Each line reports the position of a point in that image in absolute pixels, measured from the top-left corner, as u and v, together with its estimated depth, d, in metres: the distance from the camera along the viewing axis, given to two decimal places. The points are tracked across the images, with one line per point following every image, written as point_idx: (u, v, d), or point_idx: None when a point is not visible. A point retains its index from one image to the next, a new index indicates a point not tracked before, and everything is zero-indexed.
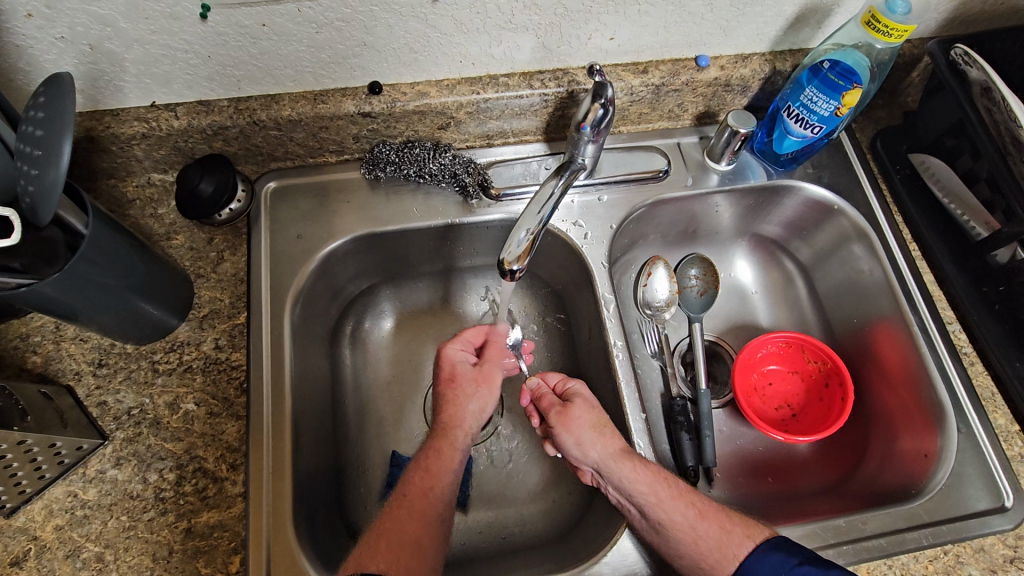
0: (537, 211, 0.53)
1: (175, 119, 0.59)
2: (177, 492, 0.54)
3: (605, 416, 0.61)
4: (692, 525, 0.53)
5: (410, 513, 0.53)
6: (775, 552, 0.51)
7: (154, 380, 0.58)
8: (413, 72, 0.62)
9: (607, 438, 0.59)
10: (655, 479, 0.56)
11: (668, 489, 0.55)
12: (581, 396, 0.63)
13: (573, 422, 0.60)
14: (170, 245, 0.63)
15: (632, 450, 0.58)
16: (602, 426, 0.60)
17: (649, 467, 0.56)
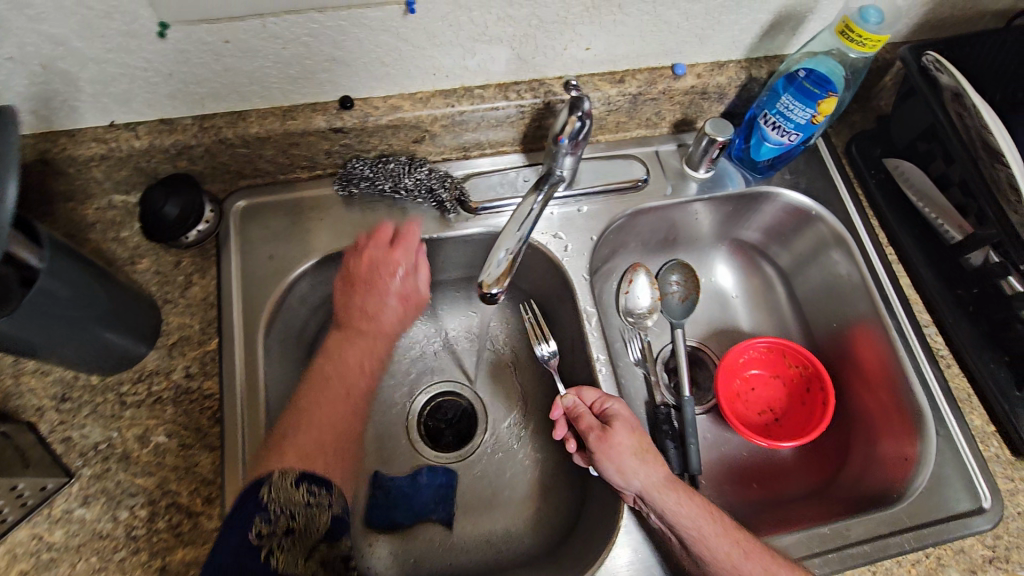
0: (518, 230, 0.51)
1: (136, 139, 0.57)
2: (150, 529, 0.52)
3: (647, 441, 0.59)
4: (737, 563, 0.53)
5: (332, 418, 0.60)
6: None
7: (122, 413, 0.55)
8: (386, 86, 0.60)
9: (650, 466, 0.57)
10: (701, 514, 0.55)
11: (713, 525, 0.55)
12: (621, 418, 0.60)
13: (614, 449, 0.58)
14: (134, 270, 0.61)
15: (676, 480, 0.57)
16: (645, 453, 0.58)
17: (695, 500, 0.56)
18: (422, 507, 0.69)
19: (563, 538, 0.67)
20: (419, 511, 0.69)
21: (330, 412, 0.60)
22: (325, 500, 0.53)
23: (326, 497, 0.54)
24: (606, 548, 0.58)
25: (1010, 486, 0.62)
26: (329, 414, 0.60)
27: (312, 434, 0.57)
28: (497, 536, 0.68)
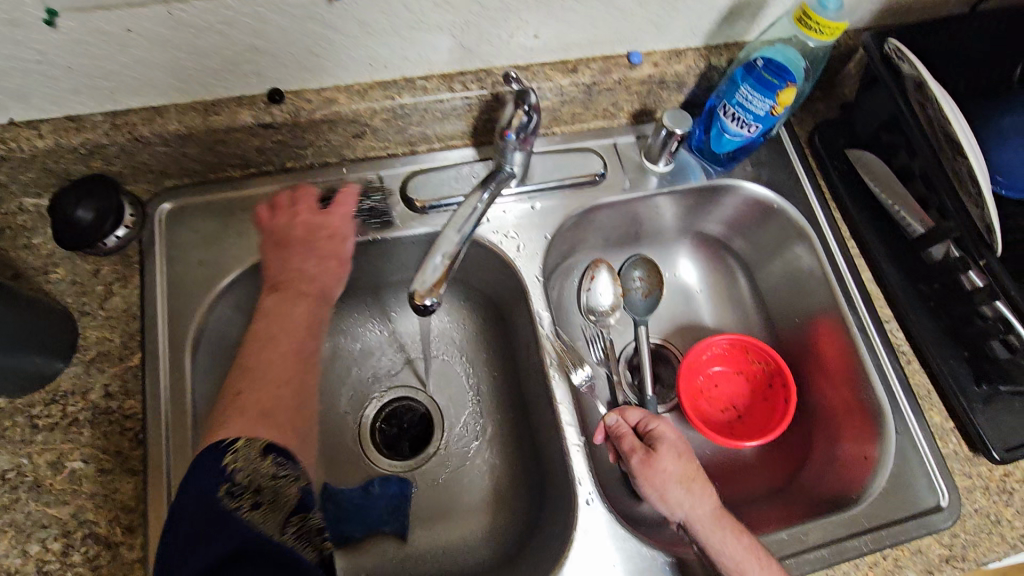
0: (457, 233, 0.48)
1: (38, 138, 0.51)
2: (64, 564, 0.48)
3: (696, 468, 0.57)
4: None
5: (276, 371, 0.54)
6: None
7: (33, 437, 0.51)
8: (318, 78, 0.55)
9: (696, 495, 0.55)
10: (745, 551, 0.52)
11: (758, 563, 0.51)
12: (670, 442, 0.58)
13: (656, 474, 0.56)
14: (47, 280, 0.55)
15: (725, 513, 0.54)
16: (692, 480, 0.56)
17: (741, 537, 0.53)
18: (374, 521, 0.65)
19: (520, 548, 0.64)
20: (371, 524, 0.65)
21: (273, 343, 0.55)
22: (293, 473, 0.46)
23: (295, 470, 0.47)
24: (559, 562, 0.56)
25: (968, 483, 0.61)
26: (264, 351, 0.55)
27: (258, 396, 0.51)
28: (452, 547, 0.66)
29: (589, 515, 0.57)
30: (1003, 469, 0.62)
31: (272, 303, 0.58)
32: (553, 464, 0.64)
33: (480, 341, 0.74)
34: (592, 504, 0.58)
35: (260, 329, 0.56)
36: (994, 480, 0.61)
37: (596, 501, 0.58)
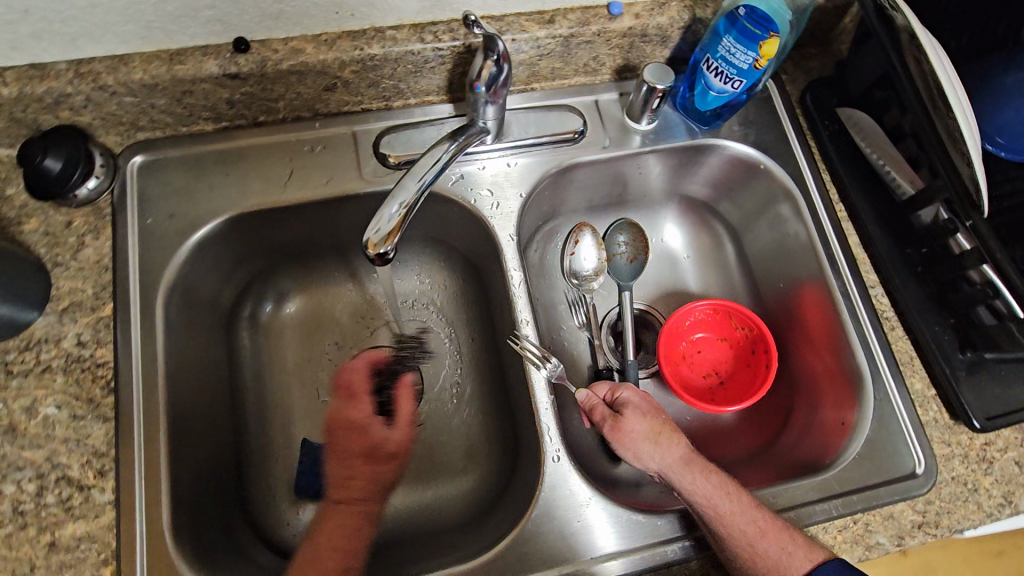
0: (416, 183, 0.49)
1: (3, 86, 0.52)
2: (37, 504, 0.49)
3: (663, 421, 0.56)
4: (753, 542, 0.49)
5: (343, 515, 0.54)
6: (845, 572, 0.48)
7: (8, 382, 0.52)
8: (284, 27, 0.55)
9: (665, 447, 0.55)
10: (717, 492, 0.51)
11: (730, 504, 0.51)
12: (635, 404, 0.58)
13: (626, 436, 0.56)
14: (21, 231, 0.56)
15: (694, 459, 0.54)
16: (659, 433, 0.55)
17: (711, 479, 0.52)
18: None
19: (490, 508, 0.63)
20: None
21: (330, 547, 0.52)
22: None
23: None
24: (523, 518, 0.55)
25: (946, 451, 0.60)
26: (320, 542, 0.52)
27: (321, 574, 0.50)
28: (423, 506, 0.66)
29: (555, 471, 0.57)
30: (984, 438, 0.60)
31: (322, 520, 0.54)
32: (524, 426, 0.63)
33: (458, 304, 0.74)
34: (559, 461, 0.57)
35: (339, 494, 0.55)
36: (974, 449, 0.60)
37: (563, 458, 0.57)
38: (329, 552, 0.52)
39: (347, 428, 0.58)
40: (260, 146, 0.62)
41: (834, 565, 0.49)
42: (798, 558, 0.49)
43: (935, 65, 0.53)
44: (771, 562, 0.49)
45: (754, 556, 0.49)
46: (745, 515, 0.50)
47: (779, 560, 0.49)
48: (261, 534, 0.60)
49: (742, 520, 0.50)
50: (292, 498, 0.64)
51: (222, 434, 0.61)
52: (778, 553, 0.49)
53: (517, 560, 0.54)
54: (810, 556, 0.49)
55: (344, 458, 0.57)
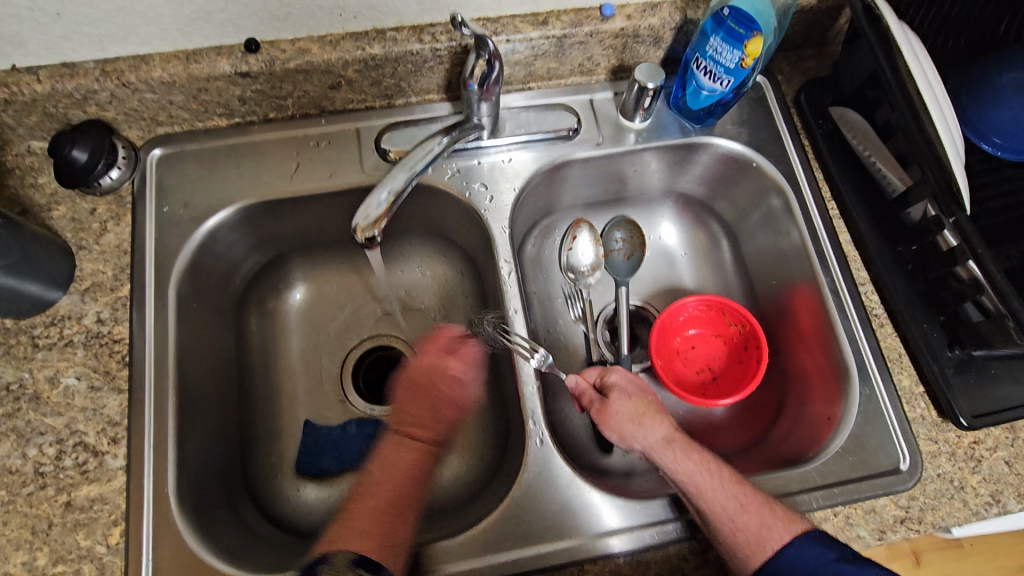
0: (407, 171, 0.52)
1: (37, 83, 0.56)
2: (57, 467, 0.54)
3: (647, 402, 0.58)
4: (732, 517, 0.50)
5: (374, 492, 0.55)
6: (814, 544, 0.48)
7: (34, 355, 0.57)
8: (292, 28, 0.58)
9: (649, 427, 0.56)
10: (697, 468, 0.52)
11: (710, 480, 0.52)
12: (621, 387, 0.59)
13: (612, 418, 0.57)
14: (49, 217, 0.61)
15: (676, 437, 0.55)
16: (643, 414, 0.57)
17: (692, 456, 0.53)
18: (349, 456, 0.69)
19: (480, 491, 0.65)
20: (344, 459, 0.68)
21: (389, 471, 0.57)
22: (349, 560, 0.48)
23: None
24: (506, 497, 0.57)
25: (932, 448, 0.59)
26: (388, 464, 0.58)
27: (380, 494, 0.55)
28: None
29: (539, 454, 0.59)
30: (972, 437, 0.60)
31: (388, 449, 0.60)
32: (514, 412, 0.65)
33: (456, 295, 0.76)
34: (543, 443, 0.59)
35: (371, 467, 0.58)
36: (961, 447, 0.59)
37: (548, 442, 0.59)
38: (393, 478, 0.57)
39: (448, 381, 0.66)
40: (270, 141, 0.66)
41: (812, 536, 0.48)
42: (778, 532, 0.49)
43: (910, 62, 0.57)
44: (750, 536, 0.49)
45: (734, 531, 0.49)
46: (724, 491, 0.51)
47: (758, 535, 0.49)
48: (262, 506, 0.63)
49: (721, 495, 0.51)
50: (293, 475, 0.67)
51: (229, 411, 0.65)
52: (758, 527, 0.49)
53: (498, 537, 0.55)
54: (789, 529, 0.49)
55: (412, 402, 0.64)
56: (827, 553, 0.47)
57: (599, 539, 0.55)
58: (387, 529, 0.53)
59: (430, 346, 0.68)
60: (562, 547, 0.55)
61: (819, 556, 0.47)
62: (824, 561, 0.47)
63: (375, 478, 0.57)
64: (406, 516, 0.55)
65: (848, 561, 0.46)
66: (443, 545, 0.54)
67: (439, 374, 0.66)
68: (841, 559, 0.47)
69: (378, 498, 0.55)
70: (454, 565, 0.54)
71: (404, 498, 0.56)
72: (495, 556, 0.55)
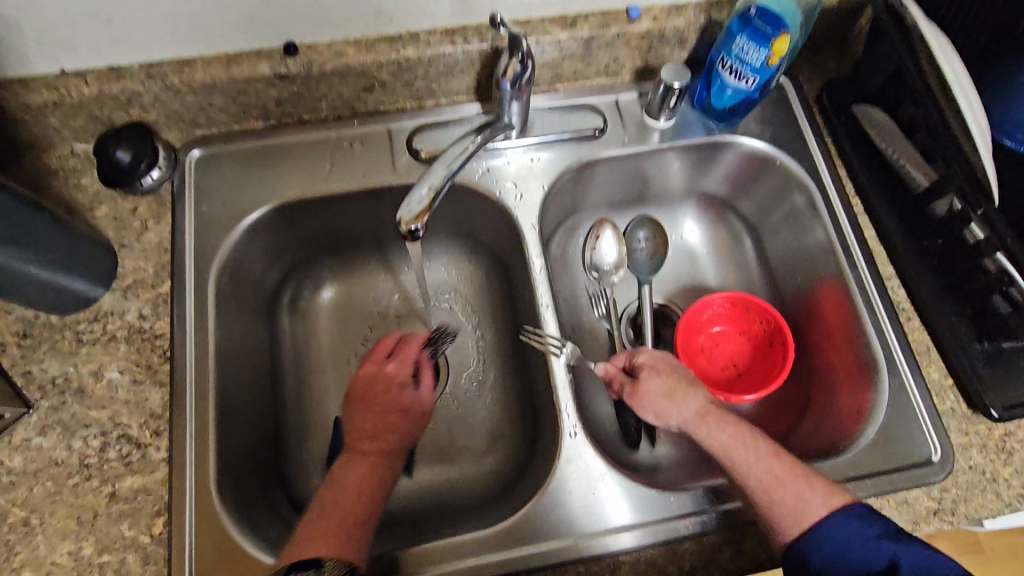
0: (445, 168, 0.55)
1: (84, 86, 0.59)
2: (101, 458, 0.55)
3: (678, 378, 0.58)
4: (768, 489, 0.50)
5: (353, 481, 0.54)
6: (853, 518, 0.47)
7: (78, 350, 0.58)
8: (329, 31, 0.60)
9: (681, 402, 0.57)
10: (732, 441, 0.52)
11: (746, 452, 0.52)
12: (650, 366, 0.60)
13: (644, 397, 0.58)
14: (93, 216, 0.63)
15: (709, 410, 0.55)
16: (674, 390, 0.57)
17: (727, 429, 0.53)
18: None
19: (510, 486, 0.66)
20: None
21: (351, 486, 0.53)
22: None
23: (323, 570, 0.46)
24: (539, 490, 0.58)
25: (964, 440, 0.60)
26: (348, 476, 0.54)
27: (334, 507, 0.51)
28: (447, 484, 0.69)
29: (571, 446, 0.59)
30: (1004, 429, 0.60)
31: (337, 469, 0.55)
32: (545, 407, 0.65)
33: (483, 295, 0.77)
34: (575, 436, 0.60)
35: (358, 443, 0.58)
36: (993, 439, 0.60)
37: (579, 434, 0.60)
38: (346, 498, 0.52)
39: (380, 385, 0.62)
40: (304, 142, 0.67)
41: (852, 510, 0.48)
42: (815, 505, 0.48)
43: (935, 55, 0.58)
44: (787, 509, 0.48)
45: (771, 503, 0.49)
46: (760, 463, 0.51)
47: (795, 508, 0.48)
48: (295, 499, 0.64)
49: (757, 468, 0.51)
50: (325, 471, 0.67)
51: (264, 407, 0.66)
52: (795, 501, 0.49)
53: (532, 529, 0.56)
54: (828, 503, 0.48)
55: (358, 412, 0.60)
56: (868, 529, 0.46)
57: (631, 530, 0.56)
58: (343, 541, 0.49)
59: (366, 358, 0.65)
60: (596, 538, 0.56)
61: (857, 532, 0.46)
62: (864, 538, 0.46)
63: (325, 498, 0.52)
64: (363, 529, 0.51)
65: (891, 538, 0.46)
66: (479, 536, 0.55)
67: (391, 383, 0.62)
68: (883, 536, 0.46)
69: (329, 518, 0.50)
70: (491, 555, 0.55)
71: (358, 517, 0.51)
72: (529, 547, 0.55)
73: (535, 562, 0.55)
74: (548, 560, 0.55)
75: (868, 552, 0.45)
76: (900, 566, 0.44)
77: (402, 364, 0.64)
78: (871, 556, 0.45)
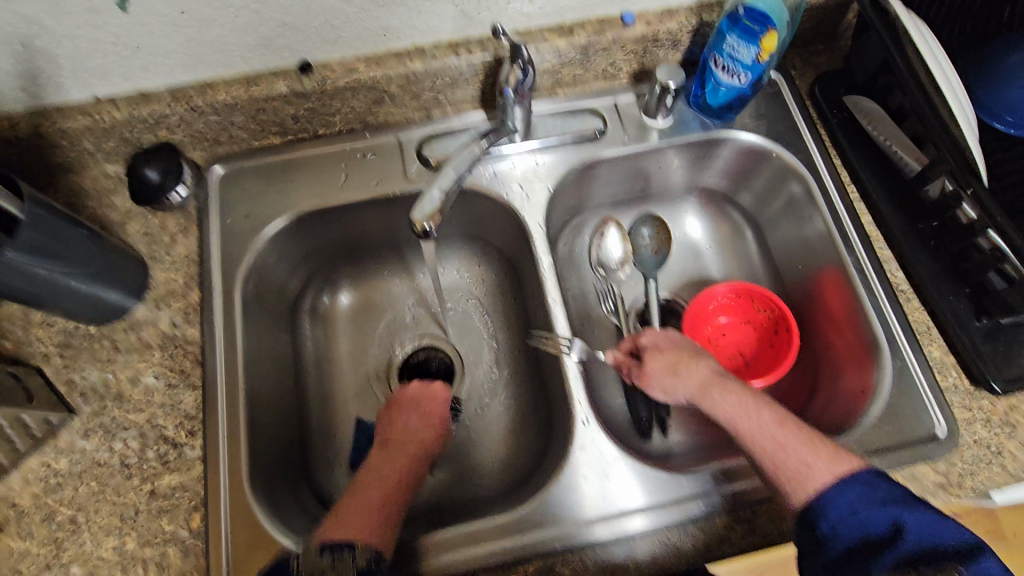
0: (453, 172, 0.58)
1: (116, 111, 0.63)
2: (141, 458, 0.58)
3: (679, 353, 0.61)
4: (772, 455, 0.52)
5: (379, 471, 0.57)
6: (853, 485, 0.48)
7: (116, 357, 0.62)
8: (340, 49, 0.64)
9: (683, 378, 0.60)
10: (735, 410, 0.55)
11: (750, 419, 0.54)
12: (653, 347, 0.63)
13: (650, 378, 0.62)
14: (125, 232, 0.67)
15: (712, 381, 0.58)
16: (676, 366, 0.60)
17: (730, 399, 0.56)
18: None
19: (528, 475, 0.68)
20: None
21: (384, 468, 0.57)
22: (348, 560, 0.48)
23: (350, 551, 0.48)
24: (554, 477, 0.60)
25: (968, 415, 0.61)
26: (385, 463, 0.58)
27: (373, 487, 0.55)
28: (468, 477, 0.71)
29: (584, 433, 0.62)
30: (1007, 403, 0.61)
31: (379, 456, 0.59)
32: (557, 399, 0.68)
33: (493, 295, 0.80)
34: (588, 424, 0.62)
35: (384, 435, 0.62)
36: (996, 413, 0.61)
37: (593, 422, 0.62)
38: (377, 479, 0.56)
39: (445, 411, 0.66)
40: (321, 155, 0.71)
41: (862, 479, 0.48)
42: (819, 470, 0.49)
43: (916, 40, 0.61)
44: (790, 474, 0.50)
45: (774, 468, 0.51)
46: (762, 429, 0.53)
47: (798, 473, 0.50)
48: (322, 494, 0.66)
49: (759, 435, 0.53)
50: (349, 467, 0.70)
51: (290, 407, 0.69)
52: (797, 465, 0.50)
53: (549, 513, 0.58)
54: (832, 468, 0.49)
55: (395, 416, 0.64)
56: (871, 494, 0.47)
57: (643, 511, 0.58)
58: (367, 523, 0.51)
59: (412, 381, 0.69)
60: (611, 521, 0.58)
61: (861, 496, 0.47)
62: (868, 502, 0.47)
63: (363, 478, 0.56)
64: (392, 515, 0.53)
65: (897, 503, 0.46)
66: (500, 521, 0.58)
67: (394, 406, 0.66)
68: (887, 501, 0.46)
69: (370, 492, 0.54)
70: (512, 539, 0.57)
71: (395, 493, 0.55)
72: (548, 531, 0.58)
73: (553, 544, 0.57)
74: (564, 542, 0.57)
75: (871, 515, 0.46)
76: (904, 529, 0.44)
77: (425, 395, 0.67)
78: (875, 519, 0.46)
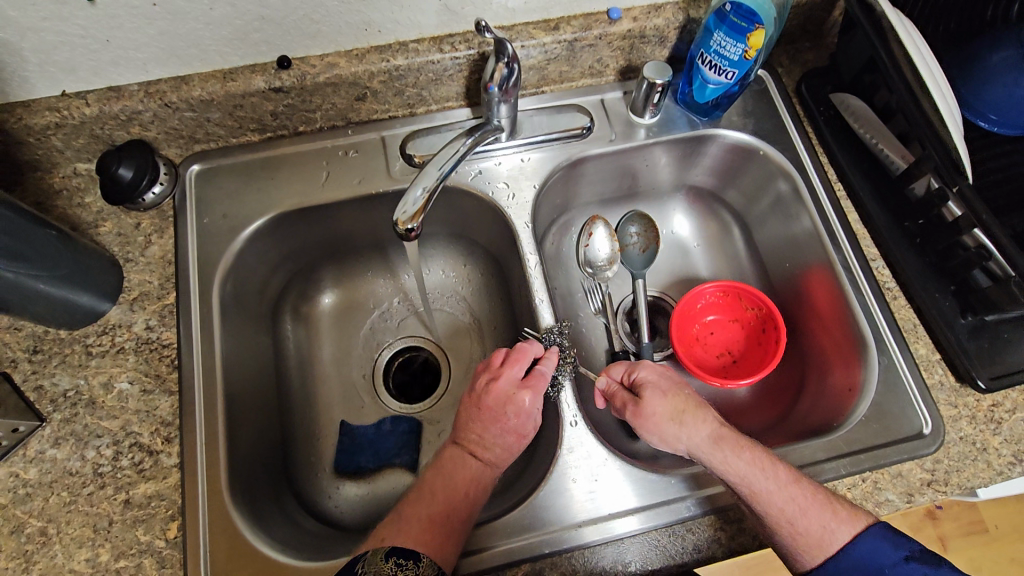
0: (436, 170, 0.56)
1: (86, 106, 0.60)
2: (114, 467, 0.56)
3: (685, 398, 0.58)
4: (792, 521, 0.51)
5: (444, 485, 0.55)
6: (881, 541, 0.51)
7: (88, 362, 0.60)
8: (321, 44, 0.62)
9: (692, 426, 0.56)
10: (750, 470, 0.53)
11: (764, 477, 0.52)
12: (654, 386, 0.59)
13: (648, 420, 0.57)
14: (98, 233, 0.65)
15: (723, 436, 0.55)
16: (683, 412, 0.57)
17: (743, 457, 0.53)
18: (385, 454, 0.70)
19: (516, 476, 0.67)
20: (382, 456, 0.70)
21: (444, 481, 0.56)
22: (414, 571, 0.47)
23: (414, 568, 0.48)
24: (543, 479, 0.59)
25: (953, 413, 0.61)
26: (445, 477, 0.56)
27: (433, 502, 0.54)
28: None
29: (572, 434, 0.61)
30: (991, 399, 0.62)
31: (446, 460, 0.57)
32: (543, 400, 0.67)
33: (480, 295, 0.79)
34: (576, 425, 0.61)
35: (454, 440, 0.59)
36: (981, 410, 0.61)
37: (581, 422, 0.61)
38: (447, 490, 0.55)
39: (517, 409, 0.59)
40: (302, 153, 0.69)
41: (876, 531, 0.51)
42: (839, 533, 0.51)
43: (903, 40, 0.60)
44: (811, 540, 0.51)
45: (794, 535, 0.51)
46: (780, 492, 0.52)
47: (819, 538, 0.51)
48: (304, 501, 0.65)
49: (779, 498, 0.52)
50: (333, 470, 0.69)
51: (272, 412, 0.67)
52: (817, 531, 0.51)
53: (537, 516, 0.57)
54: (853, 525, 0.52)
55: (475, 420, 0.59)
56: (896, 552, 0.50)
57: (632, 514, 0.57)
58: (434, 540, 0.51)
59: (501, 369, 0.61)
60: (600, 524, 0.57)
61: (887, 556, 0.50)
62: (893, 561, 0.50)
63: (435, 488, 0.55)
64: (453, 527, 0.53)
65: (919, 560, 0.50)
66: (486, 526, 0.56)
67: (511, 401, 0.59)
68: (911, 558, 0.50)
69: (430, 508, 0.54)
70: (501, 543, 0.56)
71: (471, 489, 0.56)
72: (537, 534, 0.57)
73: (542, 548, 0.56)
74: (553, 547, 0.56)
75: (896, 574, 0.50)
76: None
77: (535, 395, 0.60)
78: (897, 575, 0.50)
